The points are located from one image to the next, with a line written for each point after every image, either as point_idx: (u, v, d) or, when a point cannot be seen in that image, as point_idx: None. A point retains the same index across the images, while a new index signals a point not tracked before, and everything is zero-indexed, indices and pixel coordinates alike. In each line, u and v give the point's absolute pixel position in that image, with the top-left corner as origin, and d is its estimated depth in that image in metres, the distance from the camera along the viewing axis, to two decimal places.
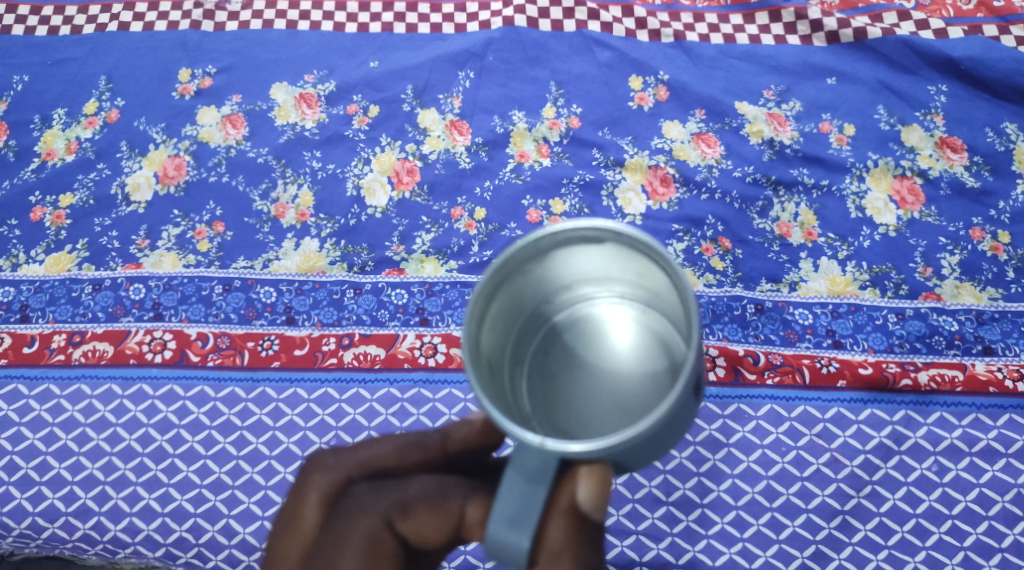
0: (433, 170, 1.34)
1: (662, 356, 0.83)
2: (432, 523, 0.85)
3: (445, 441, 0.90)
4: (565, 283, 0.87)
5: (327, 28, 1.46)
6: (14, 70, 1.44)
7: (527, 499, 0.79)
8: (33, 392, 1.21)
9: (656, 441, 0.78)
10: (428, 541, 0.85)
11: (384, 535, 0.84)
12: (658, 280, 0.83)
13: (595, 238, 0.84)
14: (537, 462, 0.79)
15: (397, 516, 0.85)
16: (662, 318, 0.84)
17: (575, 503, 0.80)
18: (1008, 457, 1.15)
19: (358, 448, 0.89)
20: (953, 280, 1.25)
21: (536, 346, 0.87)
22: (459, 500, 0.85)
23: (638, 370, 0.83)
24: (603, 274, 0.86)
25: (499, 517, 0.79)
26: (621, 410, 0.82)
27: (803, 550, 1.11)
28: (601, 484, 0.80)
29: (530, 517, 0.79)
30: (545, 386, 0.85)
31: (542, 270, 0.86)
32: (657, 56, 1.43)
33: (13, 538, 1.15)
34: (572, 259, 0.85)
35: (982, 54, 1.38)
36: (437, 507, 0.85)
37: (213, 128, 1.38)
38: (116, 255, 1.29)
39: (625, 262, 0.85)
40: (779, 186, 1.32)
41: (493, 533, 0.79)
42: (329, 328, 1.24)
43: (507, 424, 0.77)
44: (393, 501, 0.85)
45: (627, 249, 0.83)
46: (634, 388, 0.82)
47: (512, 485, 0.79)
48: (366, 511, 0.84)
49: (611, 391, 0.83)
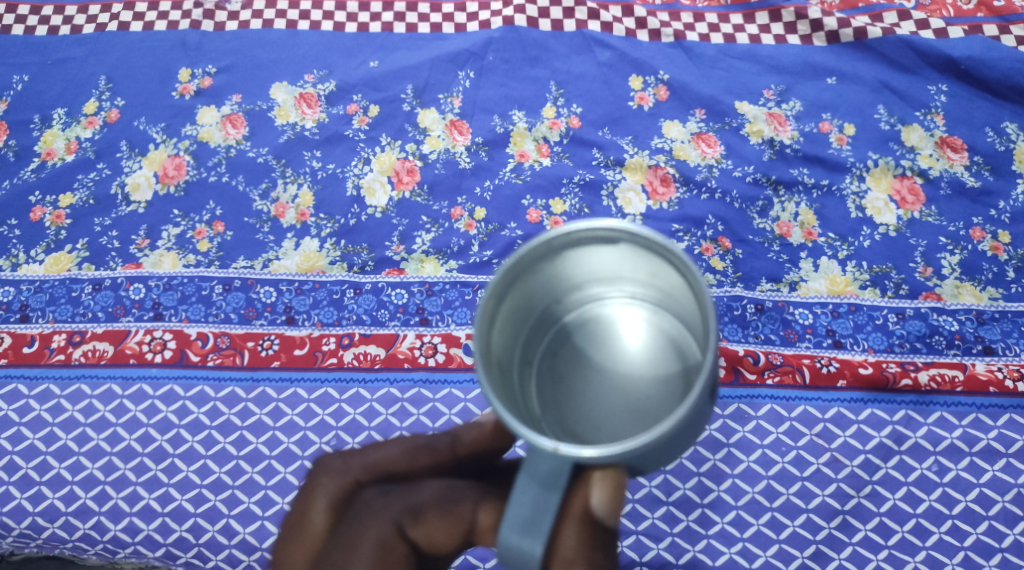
0: (433, 170, 1.34)
1: (675, 359, 0.83)
2: (443, 529, 0.85)
3: (453, 445, 0.91)
4: (576, 283, 0.87)
5: (327, 28, 1.46)
6: (14, 70, 1.44)
7: (540, 505, 0.79)
8: (33, 392, 1.21)
9: (671, 445, 0.78)
10: (439, 547, 0.85)
11: (395, 540, 0.83)
12: (671, 281, 0.84)
13: (608, 239, 0.84)
14: (549, 466, 0.79)
15: (408, 521, 0.84)
16: (674, 319, 0.84)
17: (589, 508, 0.80)
18: (1009, 457, 1.14)
19: (367, 451, 0.90)
20: (953, 280, 1.25)
21: (545, 347, 0.87)
22: (471, 505, 0.85)
23: (650, 373, 0.83)
24: (615, 274, 0.86)
25: (511, 522, 0.79)
26: (633, 413, 0.82)
27: (803, 550, 1.11)
28: (614, 489, 0.79)
29: (543, 523, 0.79)
30: (554, 388, 0.85)
31: (553, 270, 0.86)
32: (657, 55, 1.43)
33: (13, 538, 1.15)
34: (584, 259, 0.85)
35: (982, 54, 1.38)
36: (448, 512, 0.85)
37: (213, 128, 1.38)
38: (116, 255, 1.29)
39: (637, 262, 0.85)
40: (779, 185, 1.32)
41: (505, 538, 0.79)
42: (329, 328, 1.24)
43: (519, 428, 0.77)
44: (404, 506, 0.85)
45: (641, 250, 0.83)
46: (646, 391, 0.82)
47: (525, 490, 0.79)
48: (377, 516, 0.84)
49: (623, 393, 0.83)
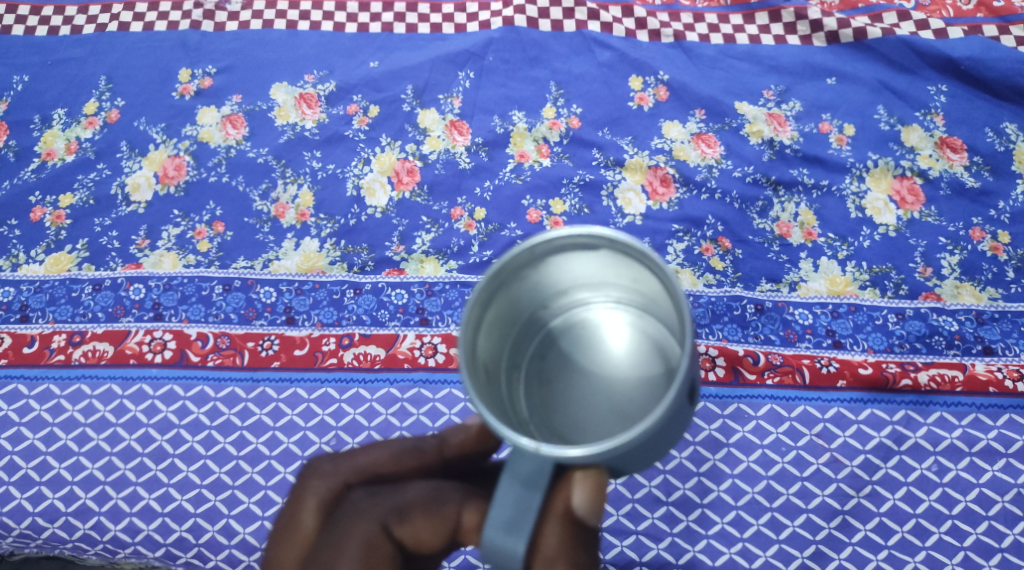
0: (433, 170, 1.34)
1: (659, 361, 0.83)
2: (429, 528, 0.85)
3: (441, 446, 0.90)
4: (561, 288, 0.87)
5: (327, 28, 1.46)
6: (14, 70, 1.44)
7: (522, 504, 0.79)
8: (33, 392, 1.21)
9: (653, 446, 0.79)
10: (425, 545, 0.85)
11: (381, 539, 0.84)
12: (652, 286, 0.83)
13: (590, 245, 0.84)
14: (531, 467, 0.79)
15: (394, 521, 0.85)
16: (657, 323, 0.85)
17: (570, 508, 0.80)
18: (1009, 457, 1.14)
19: (355, 453, 0.89)
20: (953, 280, 1.25)
21: (533, 351, 0.87)
22: (456, 505, 0.85)
23: (635, 376, 0.84)
24: (599, 278, 0.86)
25: (495, 522, 0.79)
26: (617, 414, 0.82)
27: (803, 550, 1.11)
28: (595, 490, 0.80)
29: (525, 522, 0.79)
30: (542, 391, 0.85)
31: (538, 276, 0.85)
32: (657, 55, 1.43)
33: (13, 538, 1.15)
34: (567, 265, 0.85)
35: (982, 54, 1.38)
36: (435, 513, 0.85)
37: (213, 128, 1.38)
38: (116, 255, 1.29)
39: (619, 268, 0.84)
40: (779, 186, 1.32)
41: (488, 538, 0.79)
42: (329, 328, 1.24)
43: (503, 429, 0.78)
44: (390, 506, 0.85)
45: (623, 256, 0.83)
46: (631, 393, 0.83)
47: (507, 490, 0.79)
48: (363, 516, 0.85)
49: (608, 395, 0.83)
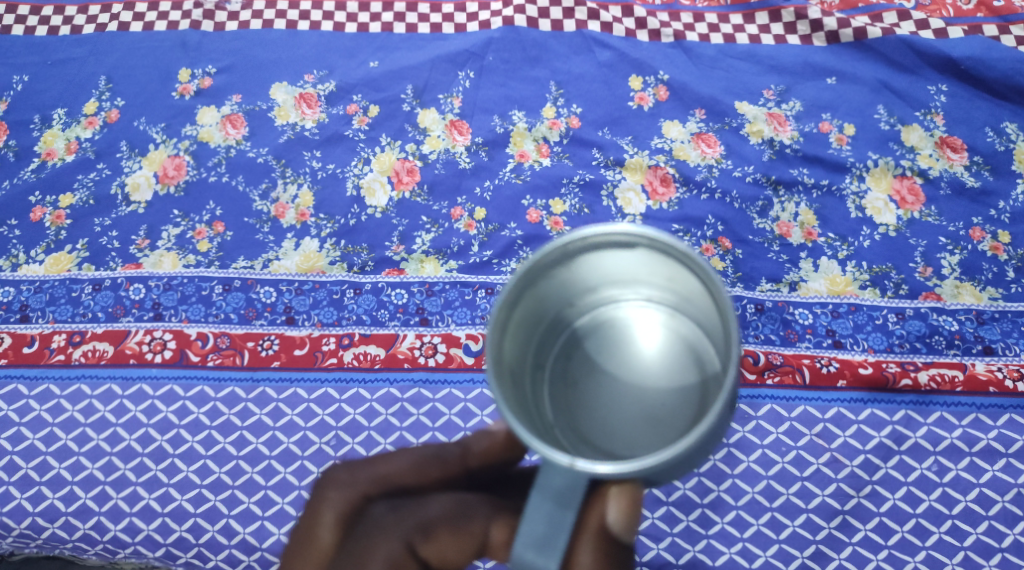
0: (433, 170, 1.34)
1: (691, 366, 0.84)
2: (454, 546, 0.85)
3: (464, 455, 0.90)
4: (590, 286, 0.87)
5: (327, 28, 1.46)
6: (13, 70, 1.44)
7: (555, 522, 0.79)
8: (33, 392, 1.21)
9: (691, 460, 0.79)
10: (450, 564, 0.86)
11: (406, 559, 0.84)
12: (689, 286, 0.84)
13: (626, 242, 0.84)
14: (564, 483, 0.78)
15: (418, 539, 0.85)
16: (691, 324, 0.85)
17: (605, 524, 0.81)
18: (1008, 457, 1.14)
19: (375, 462, 0.90)
20: (953, 280, 1.25)
21: (557, 351, 0.87)
22: (482, 522, 0.85)
23: (666, 381, 0.84)
24: (631, 276, 0.86)
25: (525, 539, 0.79)
26: (649, 420, 0.82)
27: (803, 550, 1.11)
28: (630, 505, 0.81)
29: (557, 541, 0.79)
30: (567, 393, 0.85)
31: (568, 273, 0.86)
32: (657, 55, 1.43)
33: (13, 538, 1.15)
34: (599, 262, 0.86)
35: (982, 54, 1.38)
36: (460, 529, 0.85)
37: (212, 128, 1.38)
38: (116, 255, 1.29)
39: (655, 265, 0.85)
40: (779, 185, 1.32)
41: (518, 555, 0.79)
42: (329, 328, 1.24)
43: (534, 441, 0.78)
44: (414, 524, 0.86)
45: (660, 254, 0.84)
46: (663, 399, 0.83)
47: (539, 507, 0.79)
48: (387, 535, 0.85)
49: (638, 400, 0.83)
